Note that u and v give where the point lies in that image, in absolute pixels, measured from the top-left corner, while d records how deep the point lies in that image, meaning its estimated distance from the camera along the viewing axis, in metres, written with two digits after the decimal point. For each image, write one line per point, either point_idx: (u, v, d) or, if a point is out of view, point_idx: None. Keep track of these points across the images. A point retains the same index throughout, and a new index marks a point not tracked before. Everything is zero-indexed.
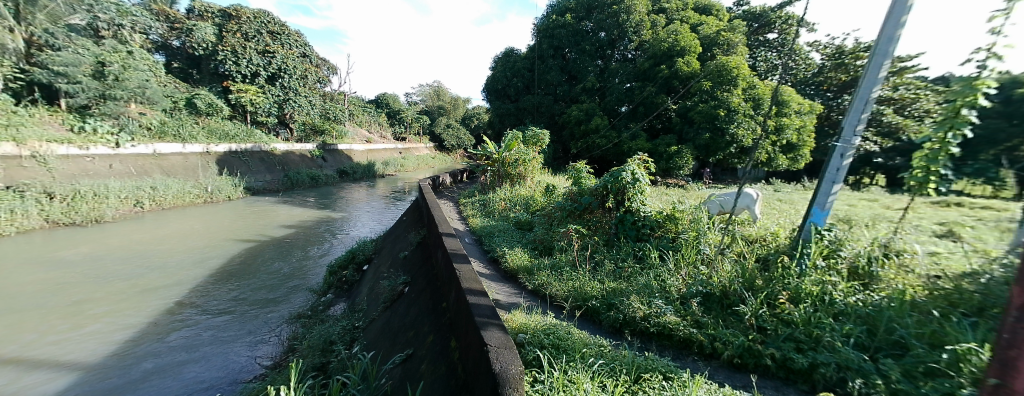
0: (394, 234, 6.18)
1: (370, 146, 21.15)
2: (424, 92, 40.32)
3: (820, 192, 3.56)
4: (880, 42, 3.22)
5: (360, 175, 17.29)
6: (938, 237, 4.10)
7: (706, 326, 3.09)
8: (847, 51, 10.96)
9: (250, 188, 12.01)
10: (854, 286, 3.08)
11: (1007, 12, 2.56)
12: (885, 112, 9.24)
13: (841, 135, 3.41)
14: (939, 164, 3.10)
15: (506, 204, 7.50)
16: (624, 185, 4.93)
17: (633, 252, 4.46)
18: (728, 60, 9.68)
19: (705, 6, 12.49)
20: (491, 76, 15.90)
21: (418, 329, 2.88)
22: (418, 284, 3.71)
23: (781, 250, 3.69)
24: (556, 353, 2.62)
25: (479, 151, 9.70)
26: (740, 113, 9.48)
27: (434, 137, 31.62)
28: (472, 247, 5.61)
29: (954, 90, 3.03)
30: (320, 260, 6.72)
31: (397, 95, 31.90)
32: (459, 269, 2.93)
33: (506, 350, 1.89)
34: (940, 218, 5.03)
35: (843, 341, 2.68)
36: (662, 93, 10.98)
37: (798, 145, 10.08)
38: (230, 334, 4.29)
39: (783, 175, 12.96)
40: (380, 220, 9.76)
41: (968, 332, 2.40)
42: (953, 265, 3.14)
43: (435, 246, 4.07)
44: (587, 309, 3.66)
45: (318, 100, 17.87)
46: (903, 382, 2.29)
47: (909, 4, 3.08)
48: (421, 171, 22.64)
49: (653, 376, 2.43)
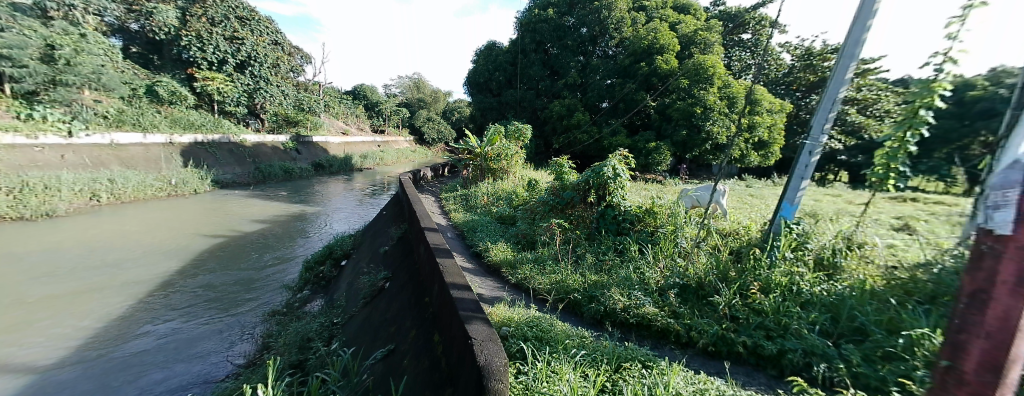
0: (374, 229, 6.06)
1: (347, 138, 20.65)
2: (403, 85, 39.49)
3: (789, 187, 3.73)
4: (847, 45, 3.37)
5: (336, 169, 16.85)
6: (895, 230, 4.39)
7: (683, 316, 3.20)
8: (815, 53, 11.41)
9: (218, 181, 11.52)
10: (819, 276, 3.24)
11: (962, 19, 2.73)
12: (849, 112, 9.70)
13: (809, 133, 3.57)
14: (898, 161, 3.32)
15: (489, 199, 7.49)
16: (606, 180, 5.01)
17: (613, 245, 4.56)
18: (705, 59, 9.89)
19: (683, 5, 12.71)
20: (473, 69, 15.85)
21: (400, 324, 2.85)
22: (399, 279, 3.66)
23: (752, 242, 3.86)
24: (540, 344, 2.67)
25: (461, 145, 9.65)
26: (716, 111, 9.74)
27: (413, 130, 31.02)
28: (455, 242, 5.60)
29: (913, 92, 3.19)
30: (296, 256, 6.57)
31: (374, 87, 31.10)
32: (442, 264, 2.90)
33: (491, 343, 1.90)
34: (896, 212, 5.35)
35: (809, 328, 2.83)
36: (642, 90, 11.16)
37: (770, 143, 10.43)
38: (199, 332, 4.14)
39: (755, 171, 13.53)
40: (356, 215, 9.56)
41: (922, 319, 2.60)
42: (909, 257, 3.38)
43: (416, 241, 4.01)
44: (569, 302, 3.72)
45: (291, 90, 17.22)
46: (863, 367, 2.45)
47: (875, 9, 3.24)
48: (400, 164, 22.24)
49: (633, 365, 2.50)
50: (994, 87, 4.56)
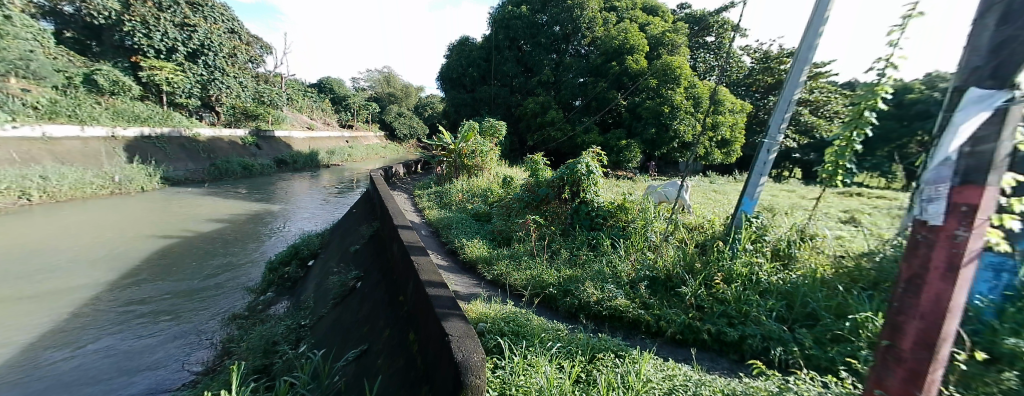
0: (344, 227, 5.89)
1: (313, 133, 19.87)
2: (372, 78, 38.28)
3: (749, 183, 3.95)
4: (801, 49, 3.59)
5: (301, 165, 16.18)
6: (843, 222, 4.76)
7: (652, 307, 3.33)
8: (772, 56, 12.10)
9: (168, 178, 10.80)
10: (775, 266, 3.45)
11: (902, 28, 2.96)
12: (803, 113, 10.37)
13: (767, 132, 3.79)
14: (845, 159, 3.59)
15: (464, 195, 7.44)
16: (580, 177, 5.12)
17: (587, 240, 4.66)
18: (672, 60, 10.23)
19: (652, 7, 13.07)
20: (446, 64, 15.68)
21: (373, 324, 2.78)
22: (371, 278, 3.57)
23: (716, 236, 4.06)
24: (516, 339, 2.71)
25: (435, 141, 9.51)
26: (682, 110, 10.13)
27: (384, 125, 30.26)
28: (429, 239, 5.56)
29: (859, 95, 3.43)
30: (259, 256, 6.27)
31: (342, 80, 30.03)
32: (417, 261, 2.85)
33: (468, 339, 1.90)
34: (843, 206, 5.78)
35: (767, 315, 3.02)
36: (613, 89, 11.41)
37: (731, 141, 10.95)
38: (150, 340, 3.88)
39: (718, 168, 14.21)
40: (321, 212, 9.26)
41: (865, 303, 2.83)
42: (854, 247, 3.67)
43: (389, 239, 3.93)
44: (544, 296, 3.77)
45: (250, 81, 16.30)
46: (814, 349, 2.64)
47: (826, 16, 3.47)
48: (370, 161, 21.62)
49: (606, 355, 2.58)
50: (927, 91, 5.00)
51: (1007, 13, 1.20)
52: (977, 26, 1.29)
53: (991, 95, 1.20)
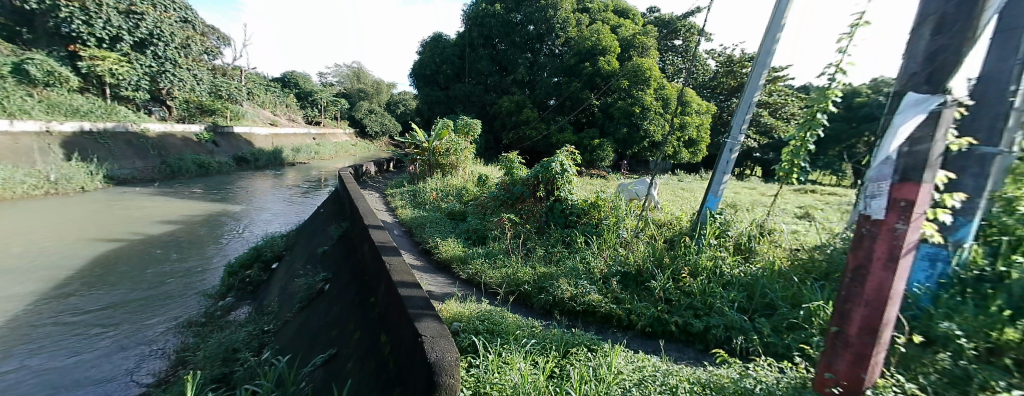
0: (312, 227, 5.67)
1: (277, 130, 19.00)
2: (340, 73, 36.98)
3: (713, 181, 4.13)
4: (761, 54, 3.78)
5: (264, 163, 15.42)
6: (799, 217, 5.06)
7: (624, 301, 3.42)
8: (735, 60, 12.66)
9: (112, 177, 10.05)
10: (737, 259, 3.62)
11: (850, 36, 3.16)
12: (763, 114, 10.92)
13: (729, 133, 3.97)
14: (800, 158, 3.81)
15: (438, 194, 7.34)
16: (554, 175, 5.16)
17: (561, 238, 4.72)
18: (643, 62, 10.50)
19: (623, 9, 13.33)
20: (419, 61, 15.41)
21: (342, 327, 2.69)
22: (340, 280, 3.46)
23: (683, 231, 4.22)
24: (491, 337, 2.71)
25: (407, 139, 9.33)
26: (652, 111, 10.44)
27: (354, 122, 29.36)
28: (402, 239, 5.46)
29: (813, 98, 3.65)
30: (217, 260, 5.94)
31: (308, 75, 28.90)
32: (389, 261, 2.78)
33: (442, 339, 1.88)
34: (799, 203, 6.13)
35: (729, 306, 3.16)
36: (587, 89, 11.57)
37: (698, 141, 11.37)
38: (93, 351, 3.60)
39: (686, 167, 14.74)
40: (285, 213, 8.87)
41: (818, 293, 3.02)
42: (808, 240, 3.90)
43: (360, 239, 3.82)
44: (519, 294, 3.79)
45: (206, 74, 15.33)
46: (772, 336, 2.79)
47: (782, 23, 3.67)
48: (340, 158, 20.91)
49: (579, 350, 2.62)
50: (873, 95, 5.37)
51: (939, 25, 1.44)
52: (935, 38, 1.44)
53: (926, 100, 1.38)
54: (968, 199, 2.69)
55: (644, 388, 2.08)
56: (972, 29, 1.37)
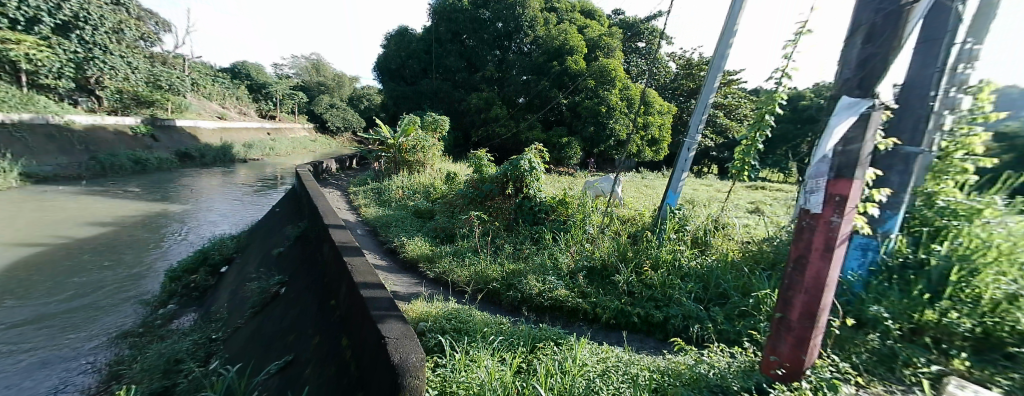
0: (267, 227, 5.37)
1: (226, 123, 17.80)
2: (297, 65, 35.08)
3: (673, 178, 4.32)
4: (716, 58, 3.97)
5: (211, 160, 14.40)
6: (750, 212, 5.39)
7: (589, 295, 3.50)
8: (694, 64, 13.25)
9: (29, 174, 9.12)
10: (695, 252, 3.80)
11: (794, 43, 3.39)
12: (719, 116, 11.53)
13: (687, 132, 4.15)
14: (751, 156, 4.05)
15: (404, 192, 7.17)
16: (522, 173, 5.16)
17: (530, 235, 4.76)
18: (608, 63, 10.75)
19: (590, 10, 13.55)
20: (384, 54, 14.96)
21: (301, 331, 2.57)
22: (297, 282, 3.30)
23: (645, 227, 4.38)
24: (458, 335, 2.68)
25: (372, 136, 9.03)
26: (617, 110, 10.74)
27: (314, 117, 28.06)
28: (365, 239, 5.29)
29: (762, 100, 3.88)
30: (158, 265, 5.49)
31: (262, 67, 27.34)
32: (350, 262, 2.67)
33: (406, 340, 1.82)
34: (751, 198, 6.53)
35: (687, 297, 3.32)
36: (555, 88, 11.69)
37: (660, 140, 11.83)
38: (7, 370, 3.22)
39: (649, 164, 15.29)
40: (236, 213, 8.31)
41: (765, 282, 3.23)
42: (758, 233, 4.17)
43: (319, 239, 3.65)
44: (487, 291, 3.78)
45: (144, 63, 14.06)
46: (725, 324, 2.96)
47: (735, 29, 3.87)
48: (298, 155, 19.90)
49: (546, 344, 2.66)
50: (815, 99, 5.80)
51: (869, 34, 1.56)
52: (867, 46, 1.56)
53: (858, 103, 1.50)
54: (893, 193, 2.92)
55: (608, 378, 2.15)
56: (896, 39, 1.50)
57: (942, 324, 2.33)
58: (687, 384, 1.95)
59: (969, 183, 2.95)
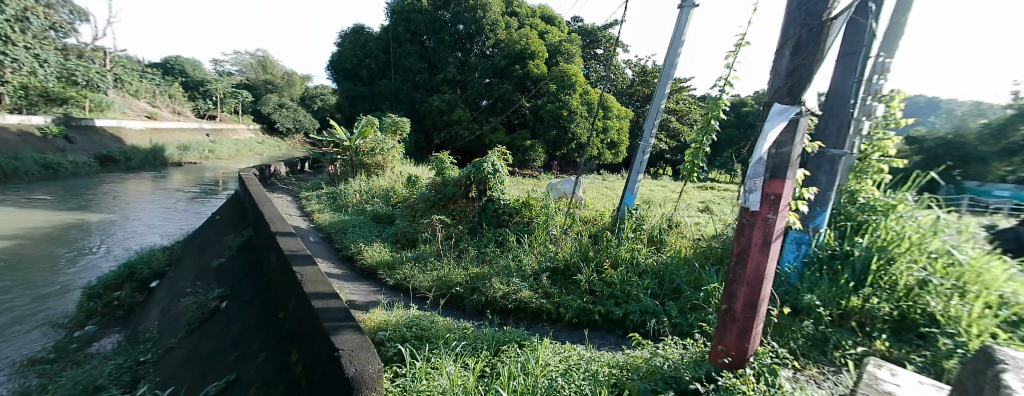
0: (207, 236, 4.95)
1: (157, 123, 16.26)
2: (241, 62, 32.74)
3: (630, 180, 4.48)
4: (666, 65, 4.18)
5: (138, 163, 13.12)
6: (701, 210, 5.71)
7: (552, 295, 3.55)
8: (648, 71, 13.90)
9: None
10: (651, 250, 3.96)
11: (735, 54, 3.64)
12: (672, 121, 12.16)
13: (641, 136, 4.33)
14: (699, 158, 4.29)
15: (362, 196, 6.91)
16: (485, 175, 5.12)
17: (494, 237, 4.75)
18: (569, 68, 11.00)
19: (550, 16, 13.79)
20: (338, 53, 14.32)
21: (245, 348, 2.37)
22: (242, 295, 3.06)
23: (605, 227, 4.50)
24: (419, 343, 2.60)
25: (326, 137, 8.59)
26: (578, 114, 11.02)
27: (261, 117, 26.39)
28: (319, 246, 5.03)
29: (709, 106, 4.14)
30: (75, 281, 4.89)
31: (199, 64, 25.46)
32: (301, 272, 2.52)
33: (363, 351, 1.74)
34: (701, 198, 6.92)
35: (644, 293, 3.44)
36: (517, 91, 11.79)
37: (619, 143, 12.26)
38: None
39: (608, 167, 15.81)
40: (169, 222, 7.59)
41: (714, 276, 3.43)
42: (708, 230, 4.42)
43: (266, 248, 3.41)
44: (450, 296, 3.72)
45: (58, 56, 12.49)
46: (679, 317, 3.10)
47: (682, 39, 4.10)
48: (243, 158, 18.58)
49: (510, 347, 2.65)
50: (756, 105, 6.26)
51: (796, 47, 1.71)
52: (796, 57, 1.70)
53: (788, 109, 1.64)
54: (821, 191, 3.13)
55: (570, 377, 2.17)
56: (819, 52, 1.65)
57: (865, 310, 2.61)
58: (644, 378, 2.02)
59: (884, 181, 3.30)
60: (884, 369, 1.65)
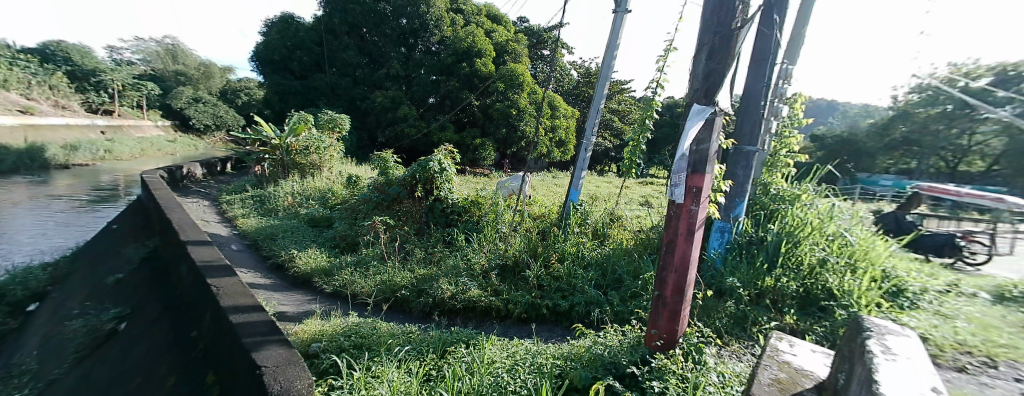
0: (104, 248, 4.30)
1: (31, 118, 13.86)
2: (143, 49, 28.64)
3: (574, 177, 4.62)
4: (604, 66, 4.34)
5: (9, 166, 11.20)
6: (641, 204, 6.05)
7: (502, 293, 3.56)
8: (591, 73, 14.45)
9: None
10: (595, 244, 4.11)
11: (665, 58, 3.88)
12: (615, 121, 12.76)
13: (583, 134, 4.46)
14: (636, 154, 4.53)
15: (296, 199, 6.44)
16: (432, 174, 4.99)
17: (442, 237, 4.65)
18: (516, 67, 11.05)
19: (495, 15, 13.73)
20: (265, 43, 13.16)
21: (152, 372, 2.10)
22: (149, 314, 2.70)
23: (552, 222, 4.60)
24: (358, 352, 2.47)
25: (251, 134, 7.85)
26: (527, 114, 11.15)
27: (173, 113, 23.43)
28: (244, 256, 4.59)
29: (644, 106, 4.38)
30: None
31: (90, 50, 21.94)
32: (216, 285, 2.28)
33: (290, 367, 1.60)
34: (642, 193, 7.31)
35: (588, 285, 3.56)
36: (465, 89, 11.66)
37: (567, 142, 12.56)
38: None
39: (557, 164, 16.20)
40: (51, 236, 6.48)
41: (650, 266, 3.64)
42: (646, 222, 4.69)
43: (176, 261, 3.03)
44: (395, 301, 3.58)
45: None
46: (621, 306, 3.24)
47: (618, 43, 4.29)
48: (151, 158, 16.36)
49: (457, 348, 2.61)
50: None
51: (711, 52, 1.86)
52: (713, 61, 1.83)
53: (703, 110, 1.79)
54: (738, 184, 3.44)
55: (515, 372, 2.18)
56: (728, 58, 1.81)
57: (776, 288, 2.91)
58: (585, 366, 2.08)
59: (790, 175, 3.71)
60: (785, 340, 1.84)
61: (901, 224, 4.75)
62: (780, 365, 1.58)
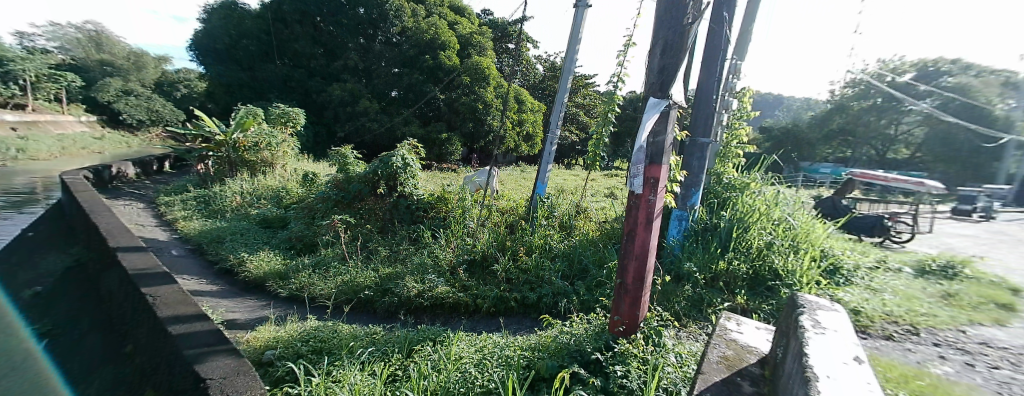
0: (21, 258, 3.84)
1: None
2: (61, 36, 25.60)
3: (540, 171, 4.65)
4: (567, 61, 4.37)
5: None
6: (606, 196, 6.20)
7: (470, 288, 3.53)
8: (556, 67, 14.56)
9: None
10: (561, 235, 4.17)
11: (625, 52, 3.96)
12: (580, 115, 12.96)
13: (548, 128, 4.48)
14: (599, 147, 4.62)
15: (246, 199, 6.05)
16: (395, 170, 4.84)
17: (407, 235, 4.54)
18: (481, 60, 10.92)
19: (458, 7, 13.48)
20: (207, 31, 12.18)
21: (82, 391, 1.91)
22: (78, 329, 2.45)
23: (520, 216, 4.61)
24: (318, 357, 2.37)
25: (191, 130, 7.26)
26: (494, 107, 11.07)
27: (101, 107, 21.19)
28: (190, 262, 4.26)
29: (606, 99, 4.46)
30: None
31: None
32: (153, 294, 2.09)
33: (240, 377, 1.51)
34: (607, 185, 7.49)
35: (555, 276, 3.61)
36: (429, 82, 11.39)
37: (534, 136, 12.61)
38: None
39: (525, 158, 16.25)
40: None
41: (614, 255, 3.73)
42: (610, 213, 4.81)
43: (106, 270, 2.75)
44: (358, 301, 3.47)
45: None
46: (587, 296, 3.31)
47: (580, 37, 4.34)
48: (76, 158, 14.74)
49: (423, 346, 2.57)
50: None
51: (665, 48, 1.90)
52: (667, 57, 1.88)
53: (659, 103, 1.85)
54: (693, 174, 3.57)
55: (483, 366, 2.17)
56: (680, 54, 1.87)
57: (729, 271, 3.08)
58: (552, 355, 2.11)
59: (740, 164, 3.93)
60: (734, 320, 1.95)
61: (838, 208, 5.17)
62: (729, 343, 1.67)
